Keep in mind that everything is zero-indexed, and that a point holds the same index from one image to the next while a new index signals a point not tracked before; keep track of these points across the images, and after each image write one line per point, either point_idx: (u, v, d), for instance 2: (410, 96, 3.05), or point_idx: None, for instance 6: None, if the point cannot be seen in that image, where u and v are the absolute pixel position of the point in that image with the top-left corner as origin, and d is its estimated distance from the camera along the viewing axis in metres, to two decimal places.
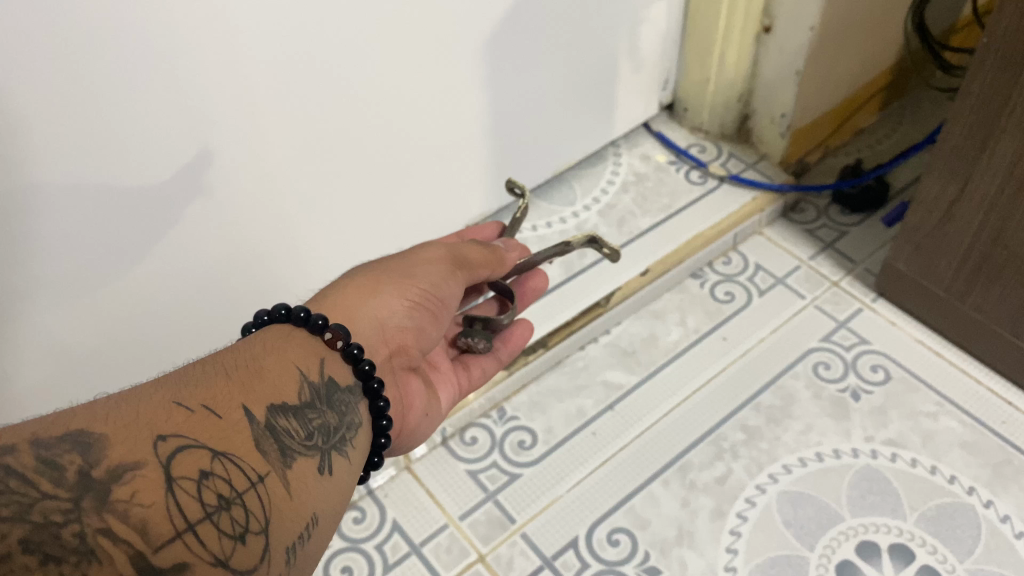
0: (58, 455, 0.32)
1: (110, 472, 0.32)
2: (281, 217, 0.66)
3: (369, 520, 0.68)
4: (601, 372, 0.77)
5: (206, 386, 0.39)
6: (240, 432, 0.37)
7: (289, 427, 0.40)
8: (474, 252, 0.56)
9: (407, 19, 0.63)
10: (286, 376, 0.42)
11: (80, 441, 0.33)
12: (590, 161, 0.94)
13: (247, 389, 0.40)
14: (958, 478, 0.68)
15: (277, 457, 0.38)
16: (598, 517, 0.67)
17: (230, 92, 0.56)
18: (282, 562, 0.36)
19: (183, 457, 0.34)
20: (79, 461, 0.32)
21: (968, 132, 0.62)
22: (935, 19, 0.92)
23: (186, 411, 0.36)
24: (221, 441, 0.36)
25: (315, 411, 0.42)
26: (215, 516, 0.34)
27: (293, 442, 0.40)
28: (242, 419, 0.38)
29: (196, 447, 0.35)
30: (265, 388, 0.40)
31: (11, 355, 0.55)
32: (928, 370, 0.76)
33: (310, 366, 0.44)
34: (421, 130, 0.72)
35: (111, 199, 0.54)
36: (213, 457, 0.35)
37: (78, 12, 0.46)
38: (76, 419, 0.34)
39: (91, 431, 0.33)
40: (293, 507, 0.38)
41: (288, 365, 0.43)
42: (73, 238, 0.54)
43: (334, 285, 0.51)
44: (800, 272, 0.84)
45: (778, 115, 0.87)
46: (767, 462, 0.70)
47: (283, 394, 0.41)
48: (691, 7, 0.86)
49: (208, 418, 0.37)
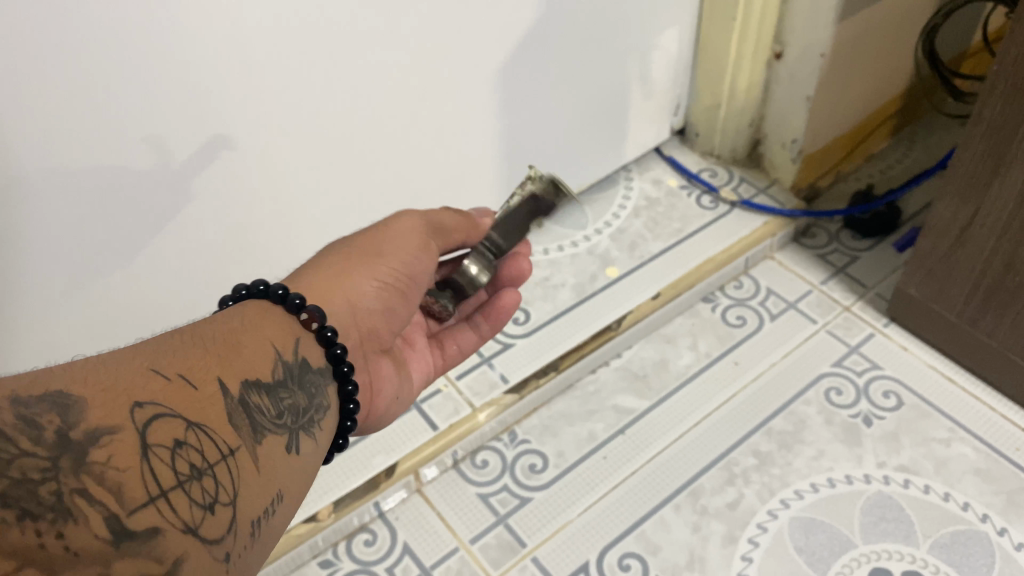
0: (37, 414, 0.31)
1: (88, 434, 0.32)
2: (294, 238, 0.68)
3: (380, 542, 0.68)
4: (612, 397, 0.77)
5: (184, 356, 0.38)
6: (214, 403, 0.37)
7: (262, 405, 0.40)
8: (450, 218, 0.56)
9: (422, 47, 0.64)
10: (261, 354, 0.42)
11: (60, 402, 0.32)
12: (602, 185, 0.95)
13: (224, 364, 0.40)
14: (972, 506, 0.68)
15: (248, 432, 0.38)
16: (608, 541, 0.67)
17: (244, 111, 0.57)
18: (248, 534, 0.36)
19: (159, 425, 0.34)
20: (57, 422, 0.31)
21: (980, 156, 0.62)
22: (947, 45, 0.92)
23: (163, 379, 0.36)
24: (196, 412, 0.36)
25: (286, 391, 0.42)
26: (187, 484, 0.34)
27: (264, 419, 0.40)
28: (217, 392, 0.38)
29: (171, 417, 0.35)
30: (242, 363, 0.40)
31: (11, 294, 0.54)
32: (941, 397, 0.75)
33: (285, 346, 0.44)
34: (434, 155, 0.73)
35: (107, 220, 0.55)
36: (187, 427, 0.35)
37: (96, 41, 0.47)
38: (53, 381, 0.33)
39: (69, 393, 0.33)
40: (260, 482, 0.38)
41: (264, 343, 0.43)
42: (68, 256, 0.55)
43: (304, 271, 0.51)
44: (811, 296, 0.84)
45: (789, 140, 0.88)
46: (779, 488, 0.70)
47: (258, 370, 0.41)
48: (702, 34, 0.87)
49: (184, 388, 0.37)
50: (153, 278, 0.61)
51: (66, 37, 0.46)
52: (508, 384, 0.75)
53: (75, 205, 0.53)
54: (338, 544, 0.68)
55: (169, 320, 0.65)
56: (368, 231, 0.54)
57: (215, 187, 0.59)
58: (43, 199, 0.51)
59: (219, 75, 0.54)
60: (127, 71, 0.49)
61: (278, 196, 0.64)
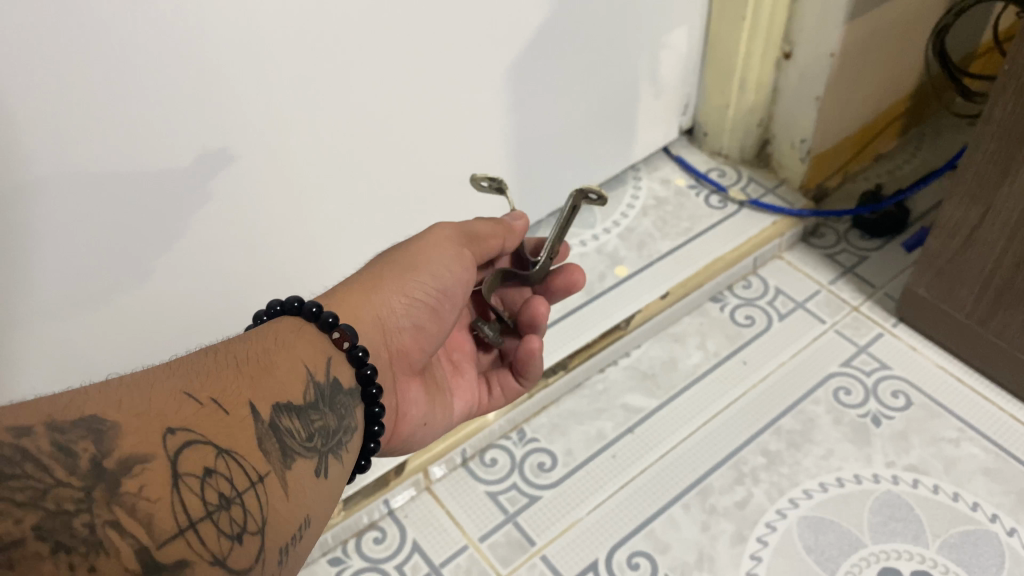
0: (72, 441, 0.32)
1: (121, 463, 0.32)
2: (308, 239, 0.68)
3: (389, 540, 0.68)
4: (621, 396, 0.77)
5: (215, 378, 0.39)
6: (244, 429, 0.38)
7: (292, 428, 0.40)
8: (482, 225, 0.56)
9: (432, 45, 0.64)
10: (293, 375, 0.42)
11: (95, 428, 0.33)
12: (611, 184, 0.95)
13: (255, 386, 0.40)
14: (981, 506, 0.68)
15: (278, 457, 0.38)
16: (617, 540, 0.67)
17: (257, 111, 0.57)
18: (275, 562, 0.36)
19: (191, 452, 0.34)
20: (92, 449, 0.32)
21: (991, 157, 0.62)
22: (956, 45, 0.92)
23: (196, 403, 0.36)
24: (226, 438, 0.36)
25: (317, 412, 0.42)
26: (215, 514, 0.34)
27: (293, 443, 0.40)
28: (248, 416, 0.38)
29: (203, 443, 0.35)
30: (272, 384, 0.40)
31: (30, 301, 0.53)
32: (949, 397, 0.75)
33: (317, 365, 0.44)
34: (444, 155, 0.73)
35: (108, 228, 0.54)
36: (217, 454, 0.35)
37: (107, 41, 0.47)
38: (88, 405, 0.34)
39: (104, 417, 0.33)
40: (288, 508, 0.38)
41: (296, 362, 0.43)
42: (70, 270, 0.54)
43: (338, 285, 0.52)
44: (820, 295, 0.84)
45: (798, 140, 0.88)
46: (788, 487, 0.70)
47: (289, 393, 0.41)
48: (710, 33, 0.87)
49: (215, 413, 0.37)
50: (171, 281, 0.60)
51: (84, 36, 0.46)
52: None
53: (71, 215, 0.52)
54: (347, 542, 0.68)
55: (190, 325, 0.64)
56: (404, 242, 0.55)
57: (230, 187, 0.59)
58: (56, 200, 0.50)
59: (233, 75, 0.54)
60: (143, 70, 0.49)
61: (293, 196, 0.64)
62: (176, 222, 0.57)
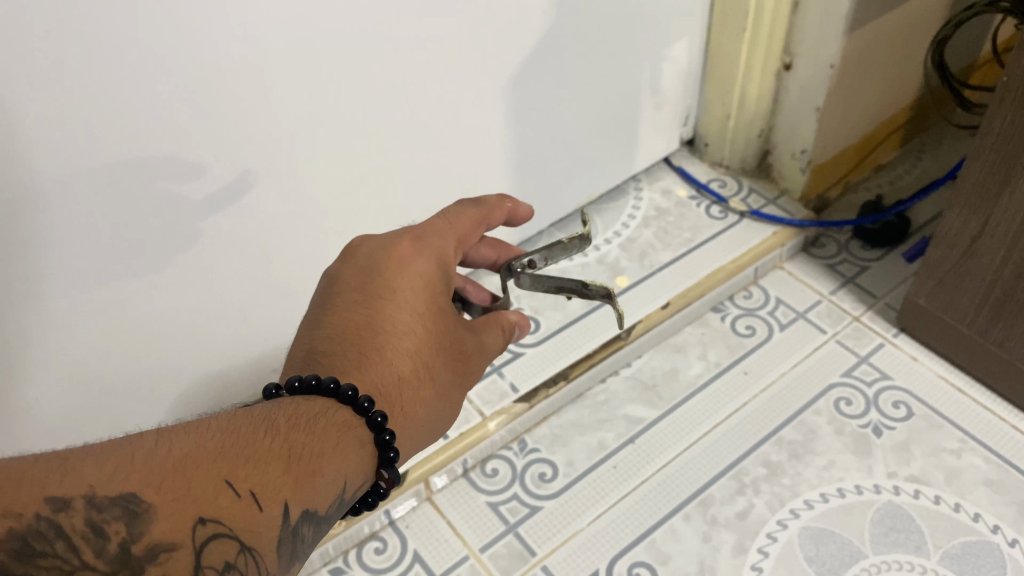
0: (106, 521, 0.31)
1: (148, 551, 0.32)
2: (312, 251, 0.69)
3: (390, 550, 0.68)
4: (622, 407, 0.77)
5: (264, 472, 0.36)
6: (271, 532, 0.35)
7: (309, 535, 0.38)
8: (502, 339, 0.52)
9: (435, 58, 0.65)
10: (336, 484, 0.39)
11: (130, 509, 0.32)
12: (613, 195, 0.95)
13: (302, 485, 0.37)
14: (983, 517, 0.68)
15: (287, 560, 0.37)
16: (618, 552, 0.67)
17: (260, 124, 0.57)
18: None
19: (215, 547, 0.33)
20: (122, 533, 0.31)
21: (989, 168, 0.62)
22: (956, 56, 0.93)
23: (233, 495, 0.34)
24: (252, 537, 0.35)
25: (333, 519, 0.40)
26: None
27: (304, 550, 0.38)
28: (278, 519, 0.36)
29: (228, 538, 0.34)
30: (315, 491, 0.38)
31: (37, 312, 0.54)
32: (950, 406, 0.75)
33: (356, 479, 0.41)
34: (447, 166, 0.74)
35: (113, 237, 0.54)
36: (239, 551, 0.34)
37: (114, 58, 0.48)
38: (133, 478, 0.33)
39: (141, 497, 0.32)
40: None
41: (343, 475, 0.39)
42: (76, 278, 0.54)
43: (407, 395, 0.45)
44: (821, 306, 0.84)
45: (798, 150, 0.88)
46: (789, 498, 0.70)
47: (323, 501, 0.38)
48: (711, 45, 0.88)
49: (249, 512, 0.35)
50: (176, 292, 0.61)
51: (89, 51, 0.46)
52: (518, 393, 0.75)
53: (79, 220, 0.52)
54: (349, 552, 0.68)
55: (194, 336, 0.65)
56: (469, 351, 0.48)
57: (235, 200, 0.60)
58: (64, 212, 0.51)
59: (236, 86, 0.54)
60: (145, 84, 0.50)
61: (297, 208, 0.65)
62: (180, 234, 0.58)
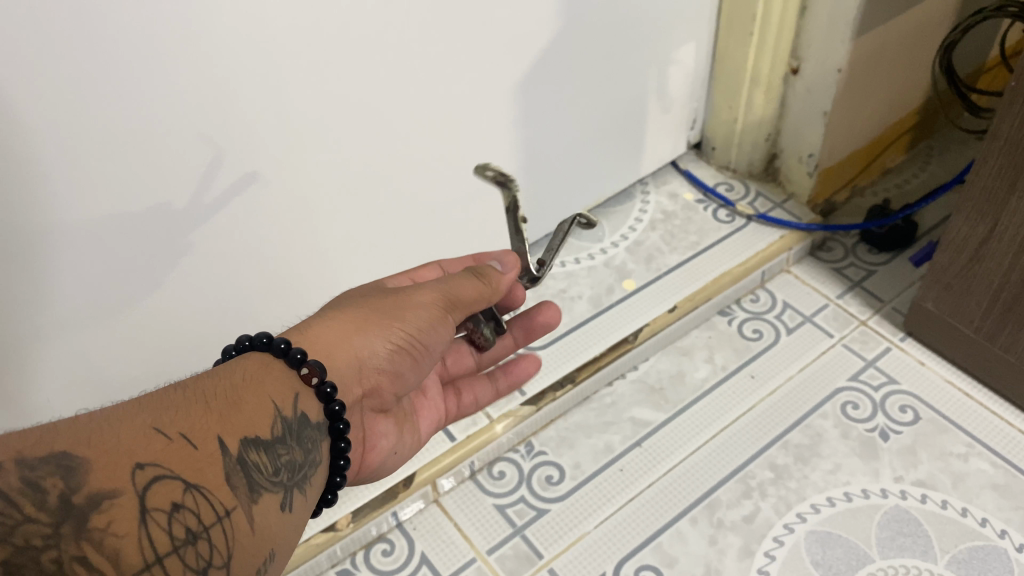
0: (41, 477, 0.33)
1: (89, 499, 0.34)
2: (321, 253, 0.69)
3: (397, 552, 0.69)
4: (628, 409, 0.77)
5: (185, 415, 0.40)
6: (213, 465, 0.39)
7: (260, 462, 0.41)
8: (467, 285, 0.54)
9: (443, 62, 0.65)
10: (261, 410, 0.43)
11: (64, 464, 0.34)
12: (620, 198, 0.95)
13: (223, 421, 0.41)
14: (990, 521, 0.68)
15: (244, 492, 0.40)
16: (625, 553, 0.67)
17: (269, 128, 0.58)
18: None
19: (159, 487, 0.36)
20: (60, 485, 0.34)
21: (997, 173, 0.62)
22: (964, 60, 0.93)
23: (164, 438, 0.38)
24: (194, 473, 0.38)
25: (285, 446, 0.44)
26: (182, 549, 0.35)
27: (261, 478, 0.41)
28: (216, 451, 0.39)
29: (171, 479, 0.37)
30: (241, 420, 0.42)
31: (42, 316, 0.54)
32: (958, 411, 0.75)
33: (285, 401, 0.45)
34: (455, 169, 0.74)
35: (122, 242, 0.55)
36: (185, 489, 0.37)
37: (123, 64, 0.48)
38: (60, 440, 0.35)
39: (74, 453, 0.35)
40: (253, 542, 0.39)
41: (264, 399, 0.44)
42: (87, 281, 0.55)
43: (321, 316, 0.51)
44: (828, 310, 0.84)
45: (805, 154, 0.88)
46: (795, 501, 0.70)
47: (257, 428, 0.42)
48: (718, 49, 0.88)
49: (184, 449, 0.38)
50: (185, 295, 0.61)
51: (99, 56, 0.47)
52: (525, 396, 0.75)
53: (90, 225, 0.52)
54: (356, 554, 0.69)
55: (204, 338, 0.65)
56: (397, 288, 0.54)
57: (244, 205, 0.60)
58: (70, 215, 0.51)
59: (246, 88, 0.55)
60: (157, 87, 0.50)
61: (305, 211, 0.65)
62: (189, 238, 0.58)
